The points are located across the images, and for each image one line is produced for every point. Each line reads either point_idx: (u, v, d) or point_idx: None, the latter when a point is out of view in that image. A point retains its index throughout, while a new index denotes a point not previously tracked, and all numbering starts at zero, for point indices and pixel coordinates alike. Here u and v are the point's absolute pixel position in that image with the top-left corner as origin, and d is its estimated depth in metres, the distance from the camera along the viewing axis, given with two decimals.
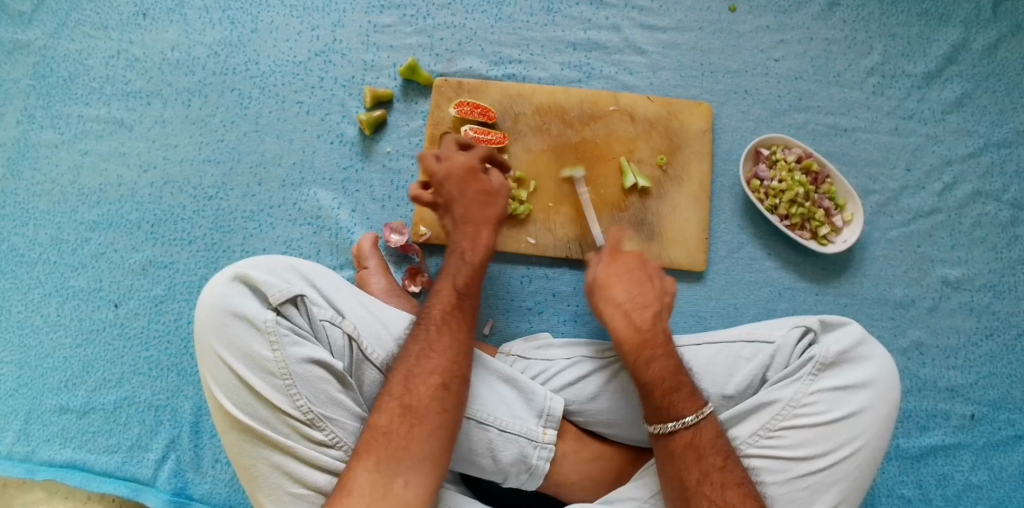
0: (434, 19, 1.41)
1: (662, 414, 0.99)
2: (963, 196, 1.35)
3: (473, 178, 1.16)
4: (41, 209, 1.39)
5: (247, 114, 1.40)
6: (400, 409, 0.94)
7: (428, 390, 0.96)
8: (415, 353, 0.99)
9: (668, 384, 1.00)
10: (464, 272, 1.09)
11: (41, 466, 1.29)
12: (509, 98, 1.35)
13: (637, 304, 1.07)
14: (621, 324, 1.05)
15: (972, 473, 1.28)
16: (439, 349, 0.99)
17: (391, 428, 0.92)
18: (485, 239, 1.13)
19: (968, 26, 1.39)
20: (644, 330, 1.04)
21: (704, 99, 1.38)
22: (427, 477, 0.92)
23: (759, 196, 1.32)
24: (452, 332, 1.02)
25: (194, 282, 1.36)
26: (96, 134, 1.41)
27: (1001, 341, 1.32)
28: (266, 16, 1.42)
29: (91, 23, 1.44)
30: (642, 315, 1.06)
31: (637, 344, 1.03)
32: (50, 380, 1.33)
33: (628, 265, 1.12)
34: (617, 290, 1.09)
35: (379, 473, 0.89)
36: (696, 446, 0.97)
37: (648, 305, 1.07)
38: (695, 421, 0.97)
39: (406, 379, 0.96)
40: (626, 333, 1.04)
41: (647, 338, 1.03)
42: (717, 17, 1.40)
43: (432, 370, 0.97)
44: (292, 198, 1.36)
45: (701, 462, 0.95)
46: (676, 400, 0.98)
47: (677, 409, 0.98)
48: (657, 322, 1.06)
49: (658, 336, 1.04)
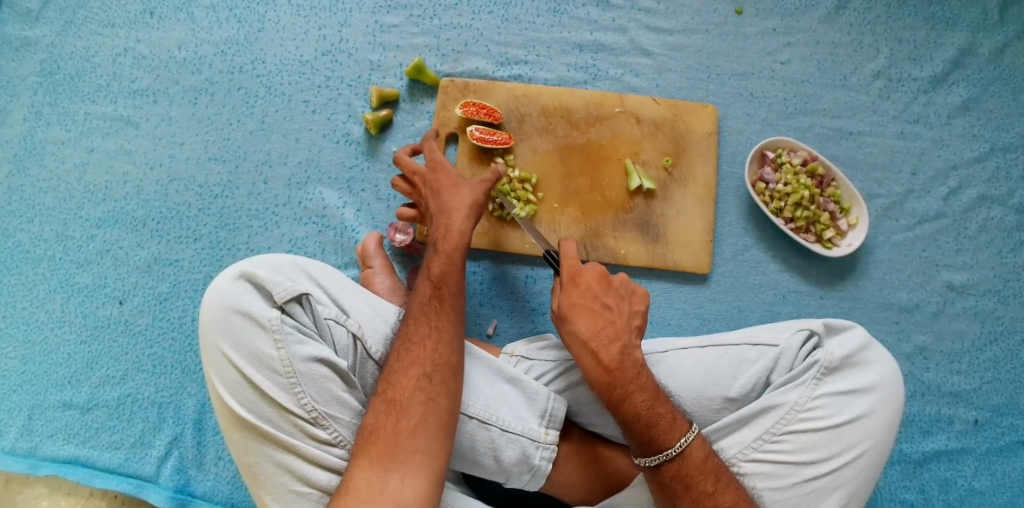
0: (441, 19, 1.41)
1: (647, 447, 0.98)
2: (969, 201, 1.35)
3: (443, 178, 1.15)
4: (47, 206, 1.39)
5: (253, 113, 1.40)
6: (385, 405, 0.94)
7: (410, 383, 0.95)
8: (395, 349, 0.99)
9: (645, 419, 0.99)
10: (440, 260, 1.07)
11: (44, 462, 1.29)
12: (515, 99, 1.35)
13: (600, 339, 1.04)
14: (590, 363, 1.03)
15: (975, 478, 1.28)
16: (418, 340, 0.98)
17: (377, 424, 0.92)
18: (456, 227, 1.09)
19: (975, 31, 1.39)
20: (613, 369, 1.02)
21: (709, 101, 1.38)
22: (425, 470, 0.90)
23: (764, 199, 1.32)
24: (430, 322, 1.00)
25: (198, 280, 1.36)
26: (102, 131, 1.41)
27: (1005, 346, 1.32)
28: (273, 15, 1.43)
29: (98, 21, 1.44)
30: (608, 351, 1.03)
31: (608, 383, 1.01)
32: (54, 376, 1.33)
33: (592, 291, 1.08)
34: (581, 324, 1.06)
35: (372, 470, 0.89)
36: (683, 476, 0.97)
37: (613, 338, 1.04)
38: (678, 451, 0.97)
39: (387, 376, 0.96)
40: (595, 373, 1.02)
41: (616, 376, 1.01)
42: (724, 20, 1.40)
43: (412, 362, 0.97)
44: (297, 197, 1.37)
45: (689, 492, 0.96)
46: (656, 435, 0.98)
47: (659, 442, 0.97)
48: (625, 354, 1.03)
49: (629, 368, 1.02)
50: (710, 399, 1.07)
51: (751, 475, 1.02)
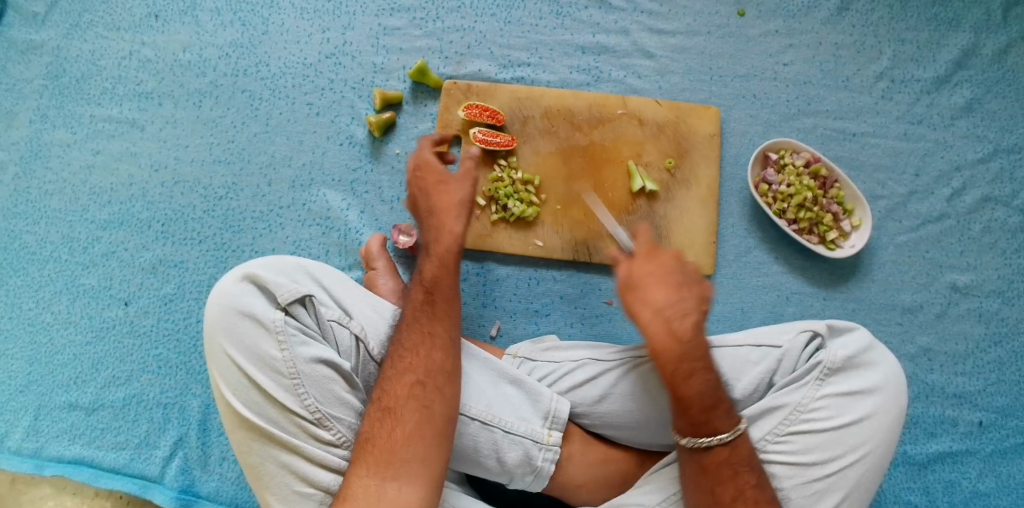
0: (444, 22, 1.42)
1: (700, 430, 0.96)
2: (973, 202, 1.35)
3: (432, 175, 1.14)
4: (53, 208, 1.40)
5: (257, 115, 1.41)
6: (380, 413, 0.95)
7: (404, 390, 0.95)
8: (389, 355, 0.99)
9: (708, 401, 0.96)
10: (434, 264, 1.06)
11: (50, 462, 1.30)
12: (518, 101, 1.36)
13: (677, 311, 0.98)
14: (662, 334, 0.97)
15: (980, 480, 1.28)
16: (407, 347, 0.99)
17: (373, 432, 0.93)
18: (451, 229, 1.09)
19: (978, 32, 1.38)
20: (684, 342, 0.97)
21: (712, 103, 1.38)
22: (421, 476, 0.91)
23: (767, 201, 1.32)
24: (422, 328, 1.00)
25: (203, 282, 1.37)
26: (107, 134, 1.42)
27: (1010, 347, 1.32)
28: (278, 18, 1.43)
29: (104, 24, 1.45)
30: (682, 324, 0.97)
31: (678, 355, 0.96)
32: (59, 378, 1.34)
33: (669, 263, 1.02)
34: (655, 292, 0.99)
35: (369, 478, 0.90)
36: (732, 463, 0.96)
37: (688, 311, 0.98)
38: (731, 439, 0.96)
39: (380, 382, 0.97)
40: (666, 345, 0.96)
41: (687, 351, 0.96)
42: (726, 21, 1.41)
43: (405, 369, 0.97)
44: (301, 199, 1.37)
45: (735, 479, 0.96)
46: (715, 417, 0.96)
47: (714, 426, 0.96)
48: (698, 331, 0.98)
49: (699, 348, 0.97)
50: None
51: None
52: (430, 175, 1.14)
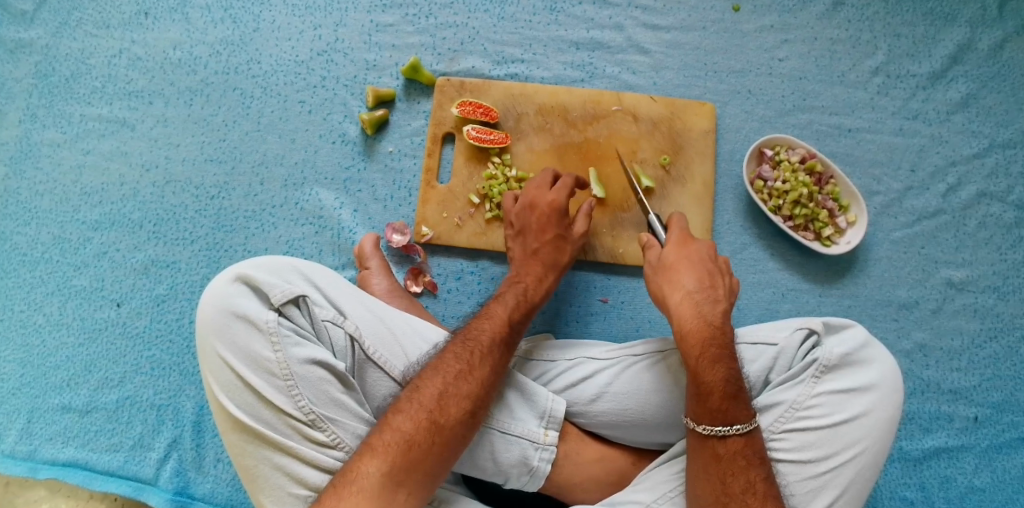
0: (437, 18, 1.40)
1: (716, 416, 0.96)
2: (968, 197, 1.34)
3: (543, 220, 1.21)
4: (44, 208, 1.39)
5: (249, 114, 1.40)
6: (427, 423, 0.94)
7: (457, 412, 0.96)
8: (455, 371, 0.99)
9: (727, 389, 0.97)
10: (521, 307, 1.12)
11: (44, 465, 1.29)
12: (512, 98, 1.35)
13: (706, 297, 1.06)
14: (692, 314, 1.04)
15: (975, 475, 1.28)
16: (479, 378, 0.99)
17: (416, 439, 0.92)
18: (547, 284, 1.18)
19: (974, 26, 1.38)
20: (712, 325, 1.03)
21: (707, 99, 1.37)
22: (426, 491, 0.92)
23: (762, 197, 1.32)
24: (494, 364, 1.02)
25: (195, 282, 1.35)
26: (98, 133, 1.41)
27: (1005, 342, 1.32)
28: (269, 15, 1.42)
29: (93, 22, 1.44)
30: (712, 309, 1.05)
31: (707, 336, 1.02)
32: (52, 380, 1.33)
33: (699, 254, 1.10)
34: (686, 278, 1.08)
35: (387, 479, 0.89)
36: (746, 454, 0.96)
37: (717, 301, 1.06)
38: (748, 429, 0.96)
39: (439, 395, 0.96)
40: (697, 324, 1.03)
41: (716, 333, 1.02)
42: (721, 17, 1.40)
43: (466, 394, 0.97)
44: (294, 198, 1.36)
45: (748, 470, 0.95)
46: (734, 405, 0.96)
47: (732, 414, 0.96)
48: (726, 318, 1.05)
49: (727, 334, 1.03)
50: None
51: None
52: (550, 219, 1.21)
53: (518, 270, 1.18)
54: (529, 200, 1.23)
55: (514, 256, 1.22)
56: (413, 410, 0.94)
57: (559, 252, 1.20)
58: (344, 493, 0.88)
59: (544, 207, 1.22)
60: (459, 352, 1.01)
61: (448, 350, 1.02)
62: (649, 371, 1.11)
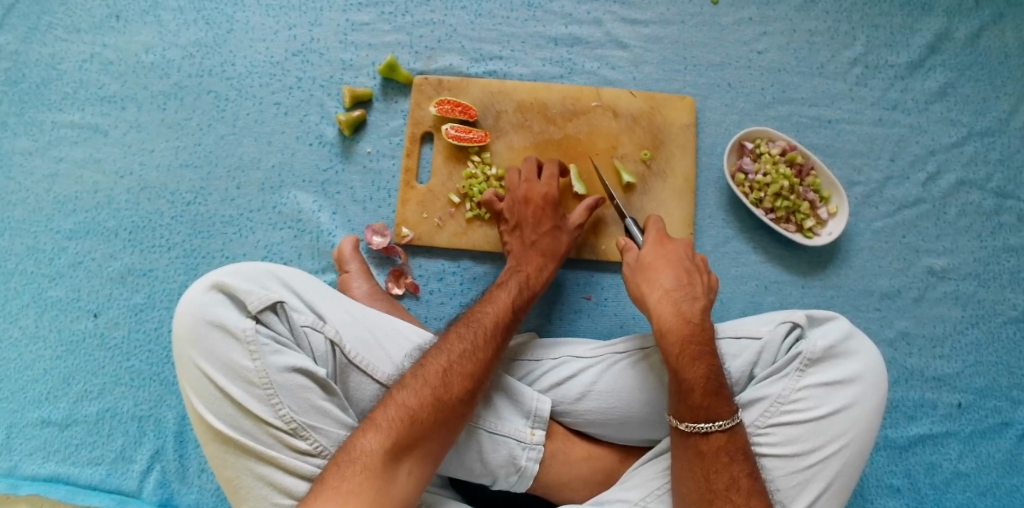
0: (414, 16, 1.39)
1: (698, 413, 0.96)
2: (948, 185, 1.35)
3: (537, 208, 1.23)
4: (17, 218, 1.36)
5: (224, 117, 1.38)
6: (433, 399, 0.95)
7: (461, 390, 0.97)
8: (460, 351, 1.01)
9: (708, 386, 0.97)
10: (524, 294, 1.15)
11: (25, 480, 1.27)
12: (490, 95, 1.34)
13: (684, 295, 1.06)
14: (670, 312, 1.04)
15: (960, 461, 1.29)
16: (482, 359, 1.02)
17: (421, 413, 0.93)
18: (547, 273, 1.20)
19: (950, 16, 1.38)
20: (691, 322, 1.03)
21: (687, 93, 1.36)
22: (426, 467, 0.93)
23: (744, 190, 1.32)
24: (497, 348, 1.05)
25: (174, 290, 1.33)
26: (70, 140, 1.38)
27: (987, 329, 1.32)
28: (242, 16, 1.40)
29: (62, 26, 1.41)
30: (690, 306, 1.05)
31: (686, 333, 1.02)
32: (31, 393, 1.31)
33: (677, 253, 1.11)
34: (664, 276, 1.08)
35: (388, 454, 0.89)
36: (730, 450, 0.96)
37: (696, 297, 1.06)
38: (731, 425, 0.96)
39: (444, 372, 0.97)
40: (675, 321, 1.03)
41: (695, 330, 1.03)
42: (699, 10, 1.39)
43: (470, 375, 0.99)
44: (272, 202, 1.34)
45: (731, 466, 0.95)
46: (716, 400, 0.97)
47: (714, 411, 0.96)
48: (705, 315, 1.05)
49: (707, 330, 1.03)
50: None
51: None
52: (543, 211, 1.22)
53: (517, 260, 1.20)
54: (521, 194, 1.23)
55: (513, 249, 1.23)
56: (417, 386, 0.96)
57: (556, 242, 1.22)
58: (348, 470, 0.88)
59: (537, 198, 1.23)
60: (464, 334, 1.04)
61: (453, 332, 1.05)
62: (634, 368, 1.11)
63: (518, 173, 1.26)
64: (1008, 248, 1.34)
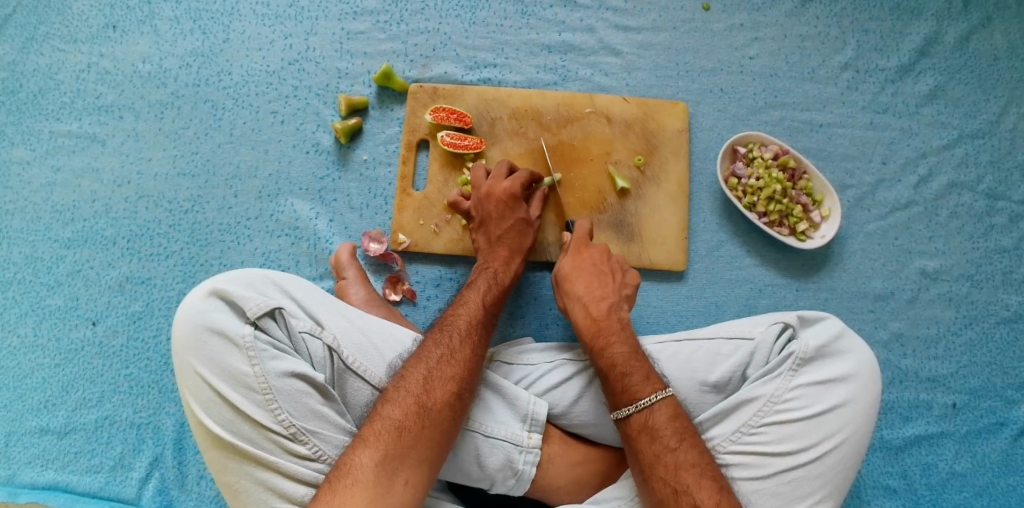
0: (409, 25, 1.40)
1: (619, 399, 1.03)
2: (939, 187, 1.36)
3: (498, 205, 1.23)
4: (15, 227, 1.37)
5: (221, 126, 1.39)
6: (416, 408, 0.97)
7: (444, 395, 0.99)
8: (437, 356, 1.03)
9: (619, 367, 1.06)
10: (494, 290, 1.16)
11: (24, 489, 1.28)
12: (485, 102, 1.35)
13: (594, 297, 1.15)
14: (580, 315, 1.14)
15: (955, 462, 1.30)
16: (461, 360, 1.04)
17: (406, 424, 0.95)
18: (516, 267, 1.22)
19: (940, 20, 1.40)
20: (600, 320, 1.13)
21: (680, 98, 1.38)
22: (424, 476, 0.94)
23: (737, 194, 1.33)
24: (473, 345, 1.06)
25: (172, 298, 1.34)
26: (68, 149, 1.39)
27: (980, 329, 1.33)
28: (238, 25, 1.41)
29: (60, 36, 1.42)
30: (598, 307, 1.14)
31: (594, 332, 1.12)
32: (29, 401, 1.31)
33: (591, 259, 1.20)
34: (578, 285, 1.17)
35: (380, 466, 0.92)
36: (651, 429, 0.99)
37: (604, 296, 1.15)
38: (649, 404, 1.01)
39: (424, 379, 1.00)
40: (585, 324, 1.13)
41: (602, 327, 1.12)
42: (691, 16, 1.40)
43: (450, 377, 1.01)
44: (269, 209, 1.35)
45: (655, 443, 0.98)
46: (629, 385, 1.03)
47: (631, 393, 1.02)
48: (613, 312, 1.14)
49: (612, 324, 1.12)
50: (687, 394, 1.09)
51: (731, 466, 1.03)
52: (508, 206, 1.23)
53: (483, 258, 1.22)
54: (485, 190, 1.24)
55: (480, 246, 1.24)
56: (401, 398, 0.98)
57: (522, 235, 1.23)
58: (341, 485, 0.90)
59: (500, 194, 1.23)
60: (439, 338, 1.06)
61: (429, 337, 1.07)
62: None
63: (484, 173, 1.27)
64: (1001, 250, 1.35)
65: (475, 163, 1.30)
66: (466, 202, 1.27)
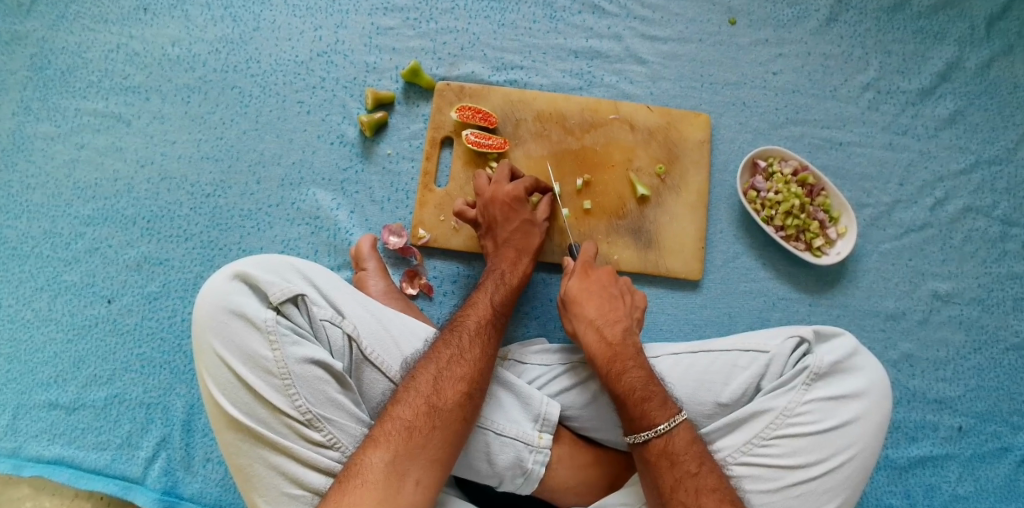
0: (438, 23, 1.41)
1: (636, 424, 1.03)
2: (954, 211, 1.37)
3: (504, 211, 1.23)
4: (35, 202, 1.38)
5: (247, 113, 1.40)
6: (427, 408, 0.98)
7: (455, 395, 1.00)
8: (447, 357, 1.03)
9: (639, 393, 1.04)
10: (502, 291, 1.17)
11: (29, 462, 1.28)
12: (510, 104, 1.36)
13: (606, 320, 1.13)
14: (594, 339, 1.12)
15: (958, 484, 1.30)
16: (472, 359, 1.04)
17: (418, 423, 0.96)
18: (524, 266, 1.22)
19: (962, 45, 1.41)
20: (615, 345, 1.10)
21: (703, 110, 1.39)
22: (433, 477, 0.95)
23: (755, 208, 1.34)
24: (484, 344, 1.07)
25: (189, 280, 1.35)
26: (93, 128, 1.40)
27: (989, 355, 1.35)
28: (269, 15, 1.42)
29: (91, 16, 1.43)
30: (612, 330, 1.12)
31: (609, 357, 1.09)
32: (39, 375, 1.32)
33: (600, 283, 1.18)
34: (589, 308, 1.15)
35: (390, 464, 0.92)
36: (669, 453, 1.00)
37: (617, 319, 1.14)
38: (667, 429, 1.01)
39: (435, 379, 1.00)
40: (598, 349, 1.11)
41: (617, 352, 1.10)
42: (717, 30, 1.42)
43: (460, 378, 1.02)
44: (291, 198, 1.36)
45: (674, 469, 0.99)
46: (648, 409, 1.03)
47: (649, 419, 1.02)
48: (627, 336, 1.12)
49: (628, 349, 1.11)
50: (701, 403, 1.09)
51: (740, 477, 1.04)
52: (515, 208, 1.23)
53: (491, 262, 1.23)
54: (489, 196, 1.24)
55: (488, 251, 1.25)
56: (412, 398, 0.99)
57: (528, 236, 1.24)
58: (350, 484, 0.91)
59: (504, 198, 1.23)
60: (450, 339, 1.06)
61: (440, 339, 1.07)
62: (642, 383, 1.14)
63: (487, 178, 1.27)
64: (1012, 276, 1.36)
65: (479, 170, 1.29)
66: (471, 211, 1.27)
